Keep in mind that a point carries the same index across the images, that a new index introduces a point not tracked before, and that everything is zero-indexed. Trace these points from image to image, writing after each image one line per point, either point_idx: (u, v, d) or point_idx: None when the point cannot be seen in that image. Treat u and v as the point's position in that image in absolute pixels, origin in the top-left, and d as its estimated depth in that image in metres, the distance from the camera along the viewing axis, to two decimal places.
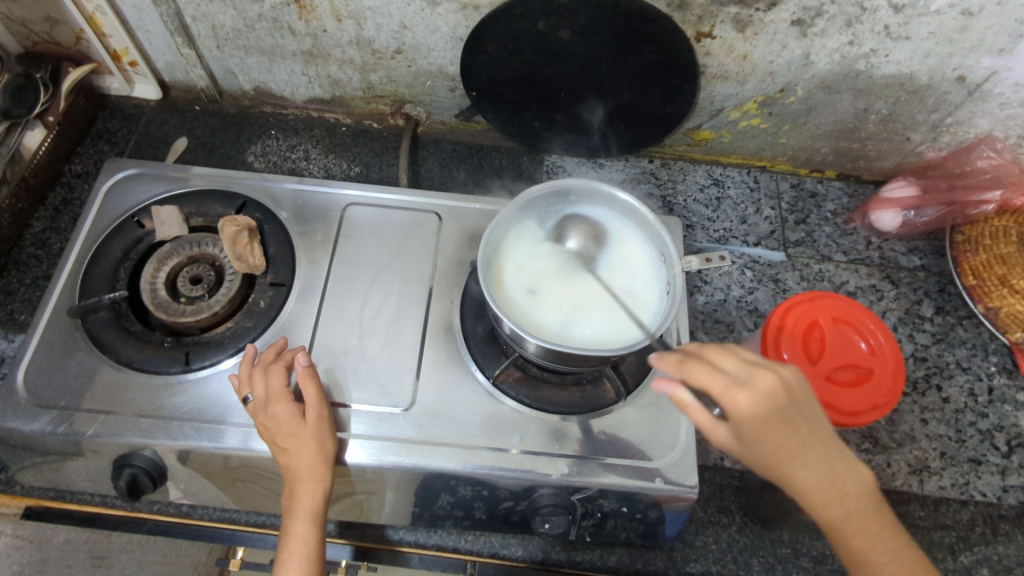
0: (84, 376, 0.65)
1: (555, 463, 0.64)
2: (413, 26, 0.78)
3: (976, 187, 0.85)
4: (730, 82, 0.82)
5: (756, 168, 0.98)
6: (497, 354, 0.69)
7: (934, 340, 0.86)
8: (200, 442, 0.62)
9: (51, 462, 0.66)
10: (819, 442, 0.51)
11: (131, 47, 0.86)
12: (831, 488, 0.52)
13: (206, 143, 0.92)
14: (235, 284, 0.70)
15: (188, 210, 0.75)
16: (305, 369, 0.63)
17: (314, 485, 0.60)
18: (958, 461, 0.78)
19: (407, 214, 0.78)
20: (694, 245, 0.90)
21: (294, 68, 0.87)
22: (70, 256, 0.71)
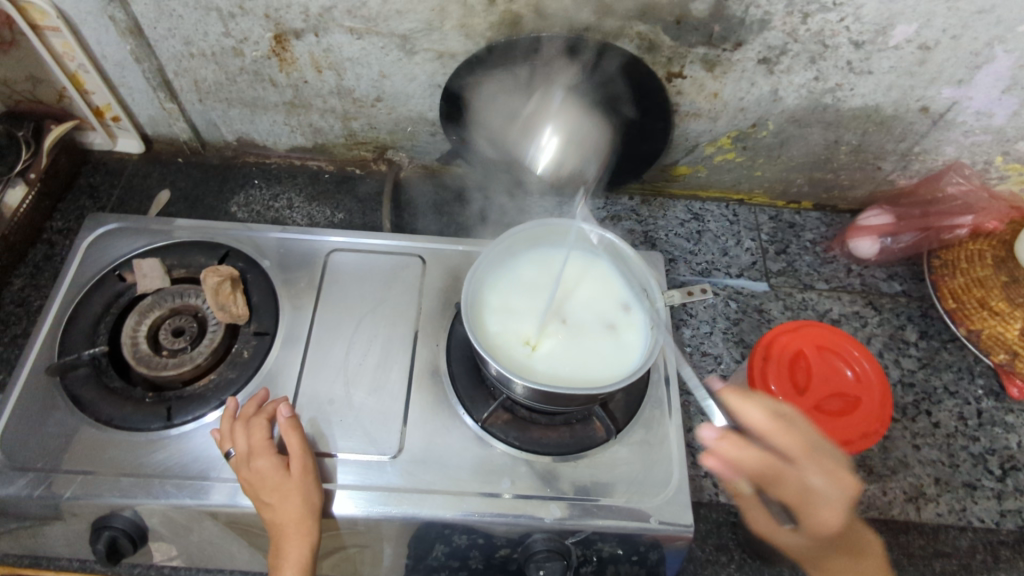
0: (63, 436, 0.64)
1: (547, 506, 0.63)
2: (392, 74, 0.80)
3: (949, 213, 0.87)
4: (703, 119, 0.84)
5: (735, 201, 1.00)
6: (485, 397, 0.68)
7: (920, 365, 0.87)
8: (182, 500, 0.61)
9: (27, 528, 0.64)
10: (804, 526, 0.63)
11: (113, 103, 0.86)
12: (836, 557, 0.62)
13: (189, 195, 0.92)
14: (218, 334, 0.69)
15: (171, 262, 0.75)
16: (288, 420, 0.62)
17: (301, 540, 0.58)
18: (953, 487, 0.78)
19: (390, 258, 0.78)
20: (677, 279, 0.91)
21: (276, 118, 0.88)
22: (50, 313, 0.70)
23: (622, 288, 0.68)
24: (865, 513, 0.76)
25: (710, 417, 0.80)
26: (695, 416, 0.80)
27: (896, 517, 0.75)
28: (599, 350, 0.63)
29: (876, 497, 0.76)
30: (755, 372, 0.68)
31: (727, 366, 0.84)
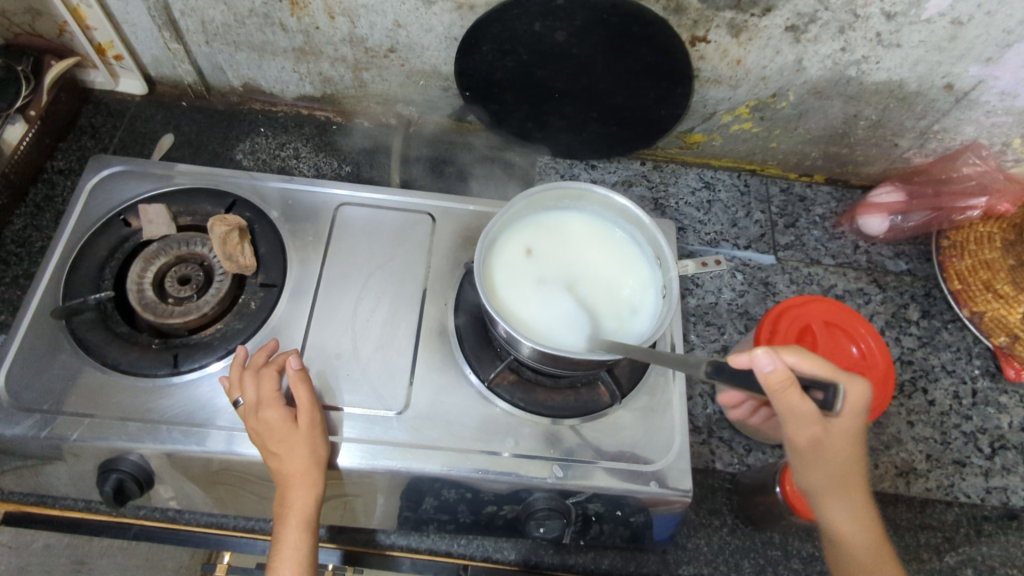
0: (68, 379, 0.63)
1: (549, 467, 0.64)
2: (407, 24, 0.77)
3: (963, 193, 0.86)
4: (723, 86, 0.82)
5: (747, 171, 0.98)
6: (492, 357, 0.68)
7: (920, 343, 0.87)
8: (188, 446, 0.61)
9: (32, 467, 0.64)
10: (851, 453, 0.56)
11: (116, 41, 0.83)
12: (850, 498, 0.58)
13: (193, 140, 0.90)
14: (224, 283, 0.69)
15: (177, 209, 0.73)
16: (297, 372, 0.62)
17: (306, 491, 0.59)
18: (943, 463, 0.80)
19: (400, 215, 0.77)
20: (686, 248, 0.91)
21: (285, 65, 0.86)
22: (53, 256, 0.69)
23: (629, 250, 0.67)
24: None
25: (711, 386, 0.81)
26: (696, 385, 0.81)
27: (885, 489, 0.78)
28: (578, 327, 0.62)
29: (868, 470, 0.78)
30: (761, 345, 0.68)
31: (730, 337, 0.84)
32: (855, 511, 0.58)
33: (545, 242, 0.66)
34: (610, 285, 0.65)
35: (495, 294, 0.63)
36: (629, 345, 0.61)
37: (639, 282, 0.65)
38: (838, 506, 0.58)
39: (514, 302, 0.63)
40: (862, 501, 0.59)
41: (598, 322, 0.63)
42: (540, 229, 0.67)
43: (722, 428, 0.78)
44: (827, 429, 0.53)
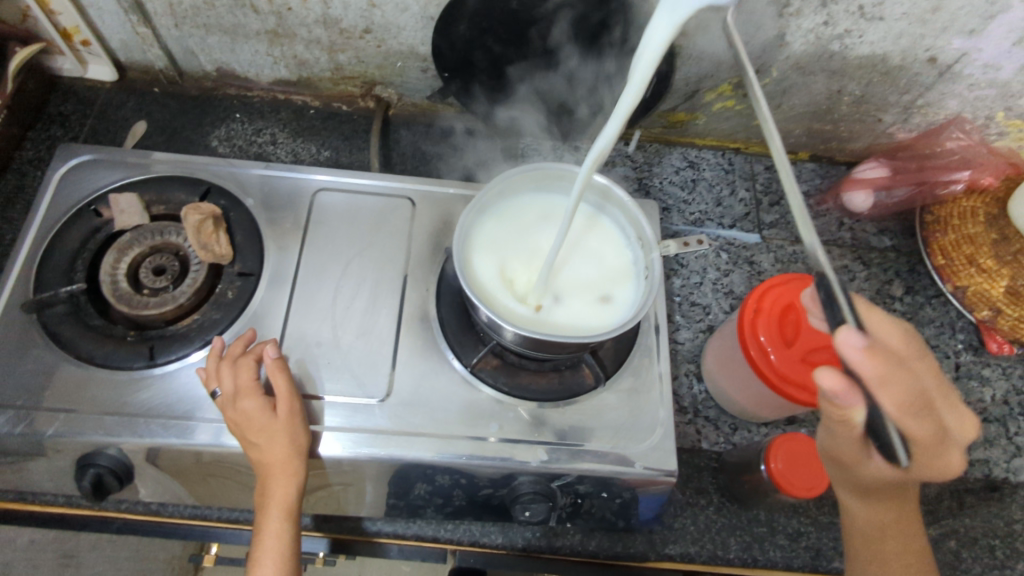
0: (41, 374, 0.62)
1: (534, 451, 0.64)
2: (382, 4, 0.75)
3: (945, 168, 0.86)
4: (706, 63, 0.81)
5: (731, 150, 0.98)
6: (474, 343, 0.68)
7: (904, 319, 0.88)
8: (168, 439, 0.60)
9: (9, 463, 0.63)
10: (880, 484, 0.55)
11: (82, 25, 0.81)
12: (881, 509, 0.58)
13: (167, 127, 0.88)
14: (200, 273, 0.67)
15: (150, 198, 0.72)
16: (275, 361, 0.62)
17: (286, 480, 0.58)
18: None
19: (379, 199, 0.76)
20: (670, 228, 0.90)
21: (258, 48, 0.84)
22: (23, 248, 0.67)
23: (605, 230, 0.67)
24: None
25: (696, 366, 0.81)
26: (681, 365, 0.81)
27: None
28: (567, 306, 0.62)
29: None
30: (745, 323, 0.68)
31: (715, 317, 0.84)
32: (886, 521, 0.58)
33: (533, 225, 0.66)
34: (589, 266, 0.65)
35: (481, 276, 0.62)
36: (614, 326, 0.61)
37: (619, 260, 0.65)
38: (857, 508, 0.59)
39: (501, 284, 0.62)
40: (898, 517, 0.58)
41: (586, 304, 0.63)
42: (514, 214, 0.67)
43: (707, 408, 0.79)
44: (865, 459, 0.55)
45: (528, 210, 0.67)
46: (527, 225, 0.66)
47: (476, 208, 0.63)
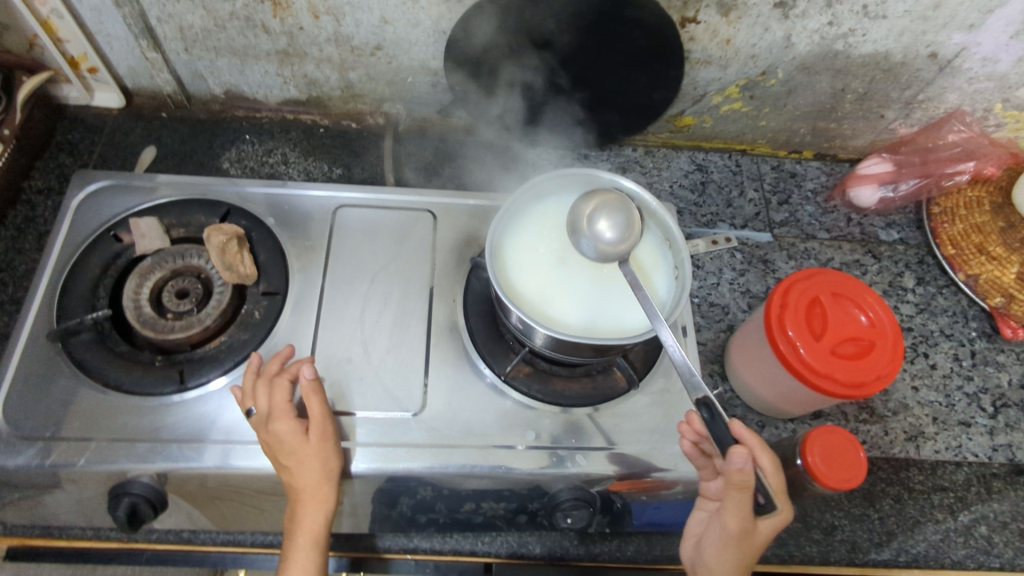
0: (68, 404, 0.61)
1: (573, 457, 0.63)
2: (394, 20, 0.76)
3: (949, 160, 0.89)
4: (713, 66, 0.82)
5: (737, 152, 0.99)
6: (505, 352, 0.68)
7: (918, 310, 0.89)
8: (201, 463, 0.59)
9: (36, 497, 0.61)
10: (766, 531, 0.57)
11: (90, 52, 0.80)
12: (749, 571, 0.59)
13: (177, 151, 0.87)
14: (226, 294, 0.67)
15: (169, 221, 0.71)
16: (310, 383, 0.60)
17: (316, 507, 0.58)
18: (950, 425, 0.81)
19: (400, 213, 0.76)
20: (683, 231, 0.91)
21: (268, 69, 0.84)
22: (43, 277, 0.66)
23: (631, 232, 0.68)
24: (869, 453, 0.78)
25: (720, 365, 0.81)
26: (705, 365, 0.81)
27: (898, 455, 0.78)
28: (599, 308, 0.62)
29: (879, 437, 0.79)
30: (772, 319, 0.68)
31: (734, 316, 0.84)
32: None
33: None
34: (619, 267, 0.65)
35: (520, 288, 0.62)
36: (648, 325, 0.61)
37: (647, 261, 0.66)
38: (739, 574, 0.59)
39: (541, 294, 0.62)
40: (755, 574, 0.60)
41: (621, 303, 0.63)
42: (541, 220, 0.67)
43: (734, 407, 0.79)
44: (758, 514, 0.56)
45: (555, 215, 0.67)
46: (557, 229, 0.66)
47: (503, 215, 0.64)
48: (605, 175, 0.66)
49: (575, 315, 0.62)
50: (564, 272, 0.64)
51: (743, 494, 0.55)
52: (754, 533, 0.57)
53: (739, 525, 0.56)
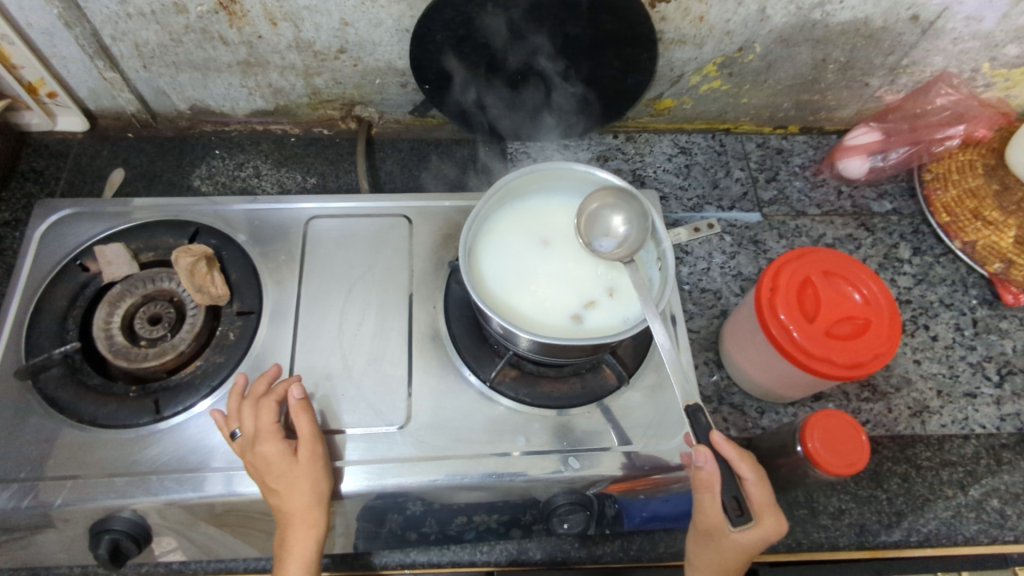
0: (43, 442, 0.59)
1: (565, 460, 0.61)
2: (355, 22, 0.73)
3: (939, 125, 0.86)
4: (689, 46, 0.80)
5: (720, 131, 0.97)
6: (490, 356, 0.66)
7: (916, 281, 0.86)
8: (182, 494, 0.57)
9: (16, 540, 0.59)
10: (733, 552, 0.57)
11: (47, 77, 0.78)
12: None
13: (146, 172, 0.85)
14: (199, 317, 0.65)
15: (137, 246, 0.69)
16: (298, 402, 0.58)
17: (307, 532, 0.56)
18: (955, 397, 0.79)
19: (374, 220, 0.74)
20: (670, 217, 0.89)
21: (231, 81, 0.82)
22: (9, 312, 0.64)
23: None
24: (874, 432, 0.76)
25: (715, 353, 0.79)
26: (699, 353, 0.79)
27: (903, 433, 0.76)
28: (580, 309, 0.60)
29: (882, 415, 0.77)
30: (763, 304, 0.65)
31: (727, 301, 0.82)
32: None
33: (543, 228, 0.64)
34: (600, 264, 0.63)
35: (506, 296, 0.60)
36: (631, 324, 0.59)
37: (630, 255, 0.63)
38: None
39: (530, 302, 0.60)
40: None
41: (603, 302, 0.61)
42: (517, 218, 0.65)
43: (732, 394, 0.77)
44: (724, 530, 0.56)
45: (531, 214, 0.65)
46: (538, 229, 0.64)
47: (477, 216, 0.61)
48: (578, 168, 0.63)
49: (568, 318, 0.60)
50: (550, 274, 0.62)
51: (709, 494, 0.56)
52: (721, 539, 0.56)
53: (704, 524, 0.57)
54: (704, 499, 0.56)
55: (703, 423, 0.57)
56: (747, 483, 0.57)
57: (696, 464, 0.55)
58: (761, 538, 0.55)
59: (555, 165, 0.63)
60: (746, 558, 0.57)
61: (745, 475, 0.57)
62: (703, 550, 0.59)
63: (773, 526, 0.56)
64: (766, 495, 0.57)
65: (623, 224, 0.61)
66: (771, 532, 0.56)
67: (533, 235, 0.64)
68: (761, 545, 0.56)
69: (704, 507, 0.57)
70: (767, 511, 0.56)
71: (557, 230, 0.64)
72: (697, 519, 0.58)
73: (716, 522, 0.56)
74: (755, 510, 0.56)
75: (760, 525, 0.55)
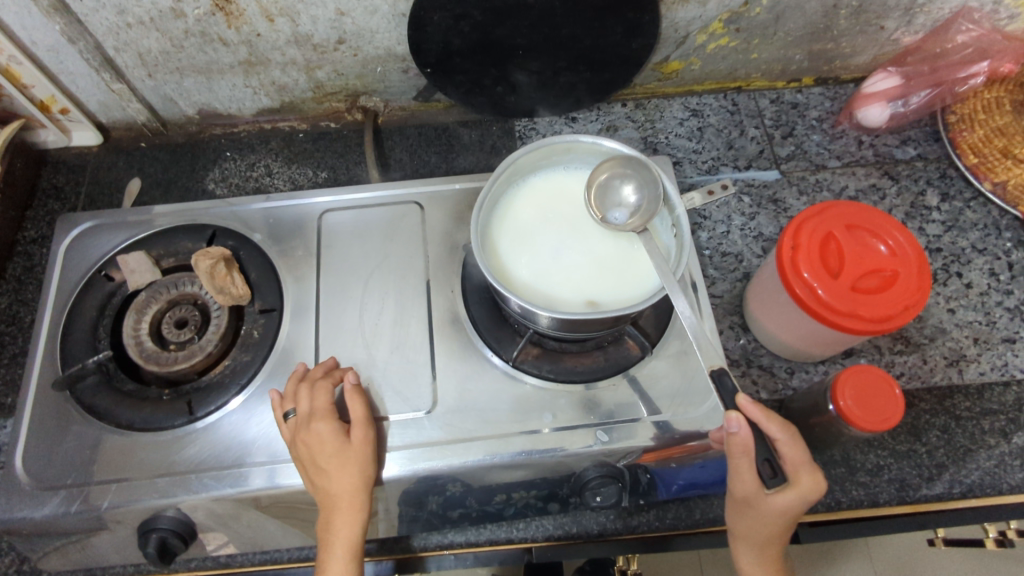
0: (86, 449, 0.61)
1: (593, 434, 0.61)
2: (350, 11, 0.72)
3: (961, 63, 0.83)
4: (691, 4, 0.77)
5: (732, 90, 0.94)
6: (511, 335, 0.66)
7: (946, 228, 0.84)
8: (223, 490, 0.59)
9: (70, 544, 0.62)
10: (771, 517, 0.56)
11: (57, 94, 0.80)
12: (763, 549, 0.59)
13: (161, 180, 0.87)
14: (223, 318, 0.66)
15: (158, 253, 0.71)
16: (353, 387, 0.61)
17: (353, 515, 0.57)
18: (992, 344, 0.76)
19: (386, 209, 0.74)
20: (685, 181, 0.87)
21: (235, 81, 0.82)
22: (43, 326, 0.67)
23: None
24: (909, 385, 0.75)
25: (741, 316, 0.78)
26: (724, 318, 0.78)
27: (939, 384, 0.74)
28: (596, 284, 0.59)
29: (917, 367, 0.75)
30: (785, 263, 0.64)
31: (749, 264, 0.81)
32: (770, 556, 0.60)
33: (554, 206, 0.64)
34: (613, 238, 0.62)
35: (520, 275, 0.60)
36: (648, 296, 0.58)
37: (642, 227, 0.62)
38: (744, 548, 0.60)
39: (544, 281, 0.60)
40: (770, 551, 0.59)
41: (619, 275, 0.60)
42: (526, 198, 0.64)
43: (760, 356, 0.76)
44: (761, 496, 0.55)
45: (542, 190, 0.65)
46: (549, 207, 0.64)
47: (487, 198, 0.61)
48: (585, 140, 0.62)
49: (581, 293, 0.59)
50: (562, 250, 0.61)
51: (745, 460, 0.55)
52: (759, 504, 0.56)
53: (741, 493, 0.56)
54: (738, 466, 0.56)
55: (728, 387, 0.56)
56: (781, 443, 0.56)
57: (729, 431, 0.54)
58: (800, 500, 0.55)
59: (563, 138, 0.62)
60: (785, 520, 0.56)
61: (777, 436, 0.56)
62: (742, 517, 0.58)
63: (811, 485, 0.55)
64: (803, 453, 0.56)
65: (636, 193, 0.61)
66: (810, 490, 0.55)
67: (544, 213, 0.63)
68: (800, 505, 0.55)
69: (740, 474, 0.56)
70: (805, 472, 0.55)
71: (566, 205, 0.64)
72: (733, 487, 0.57)
73: (752, 487, 0.55)
74: (789, 471, 0.56)
75: (797, 486, 0.55)
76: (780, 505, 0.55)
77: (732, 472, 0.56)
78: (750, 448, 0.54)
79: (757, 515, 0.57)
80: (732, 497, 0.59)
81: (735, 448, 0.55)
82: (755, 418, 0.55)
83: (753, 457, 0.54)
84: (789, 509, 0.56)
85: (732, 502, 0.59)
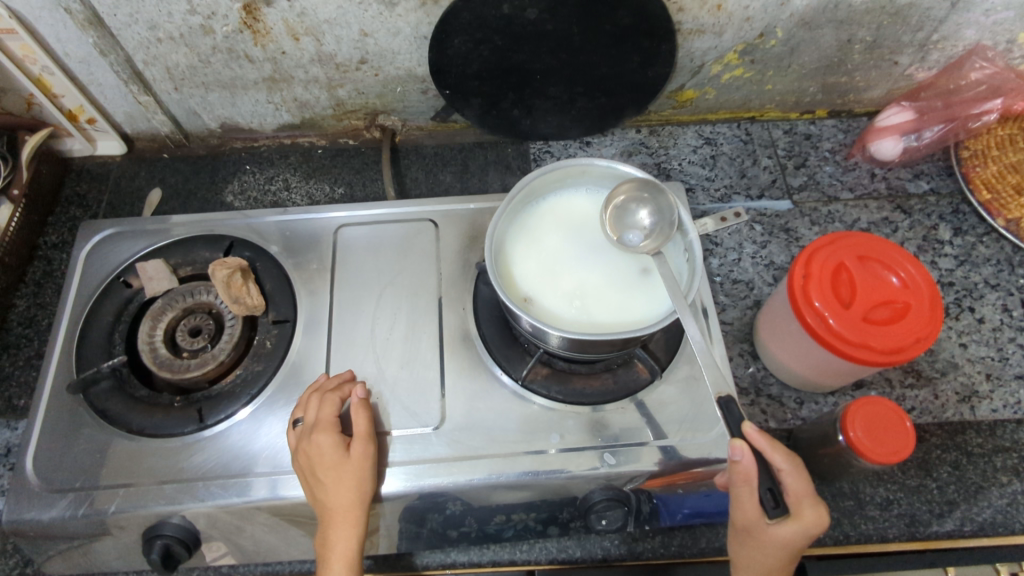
0: (96, 452, 0.62)
1: (600, 456, 0.61)
2: (374, 32, 0.74)
3: (975, 100, 0.83)
4: (707, 35, 0.79)
5: (745, 120, 0.95)
6: (521, 354, 0.66)
7: (958, 263, 0.83)
8: (228, 499, 0.59)
9: (74, 549, 0.62)
10: (772, 552, 0.55)
11: (86, 104, 0.82)
12: None
13: (181, 190, 0.88)
14: (236, 328, 0.67)
15: (176, 261, 0.72)
16: (361, 400, 0.61)
17: (349, 530, 0.56)
18: (1005, 380, 0.76)
19: (401, 226, 0.75)
20: (697, 208, 0.88)
21: (258, 97, 0.84)
22: (60, 329, 0.68)
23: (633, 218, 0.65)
24: (920, 419, 0.74)
25: (751, 343, 0.78)
26: (734, 345, 0.78)
27: (951, 419, 0.74)
28: (605, 305, 0.60)
29: (929, 401, 0.75)
30: (796, 292, 0.64)
31: (760, 292, 0.81)
32: None
33: (568, 227, 0.64)
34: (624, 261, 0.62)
35: (532, 294, 0.60)
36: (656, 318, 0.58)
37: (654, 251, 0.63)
38: None
39: (555, 300, 0.60)
40: None
41: (628, 297, 0.60)
42: (541, 218, 0.65)
43: (769, 385, 0.75)
44: (761, 526, 0.55)
45: (556, 211, 0.65)
46: (563, 228, 0.64)
47: (502, 218, 0.62)
48: (599, 163, 0.63)
49: (591, 313, 0.59)
50: (574, 271, 0.62)
51: (746, 489, 0.55)
52: (760, 534, 0.55)
53: (742, 521, 0.56)
54: (740, 493, 0.55)
55: (736, 415, 0.55)
56: (786, 474, 0.56)
57: (732, 457, 0.54)
58: (802, 534, 0.54)
59: (577, 160, 0.63)
60: (786, 557, 0.55)
61: (782, 467, 0.56)
62: (743, 549, 0.57)
63: (814, 520, 0.54)
64: (811, 487, 0.56)
65: (650, 217, 0.62)
66: (813, 526, 0.54)
67: (558, 233, 0.64)
68: (801, 539, 0.54)
69: (741, 502, 0.55)
70: (810, 506, 0.54)
71: (579, 226, 0.64)
72: (735, 515, 0.57)
73: (753, 516, 0.55)
74: (792, 504, 0.55)
75: (799, 519, 0.54)
76: (780, 539, 0.54)
77: (734, 500, 0.56)
78: (751, 476, 0.54)
79: (758, 550, 0.56)
80: (733, 526, 0.58)
81: (738, 475, 0.55)
82: (761, 447, 0.55)
83: (754, 485, 0.54)
84: (790, 544, 0.55)
85: (735, 534, 0.59)
